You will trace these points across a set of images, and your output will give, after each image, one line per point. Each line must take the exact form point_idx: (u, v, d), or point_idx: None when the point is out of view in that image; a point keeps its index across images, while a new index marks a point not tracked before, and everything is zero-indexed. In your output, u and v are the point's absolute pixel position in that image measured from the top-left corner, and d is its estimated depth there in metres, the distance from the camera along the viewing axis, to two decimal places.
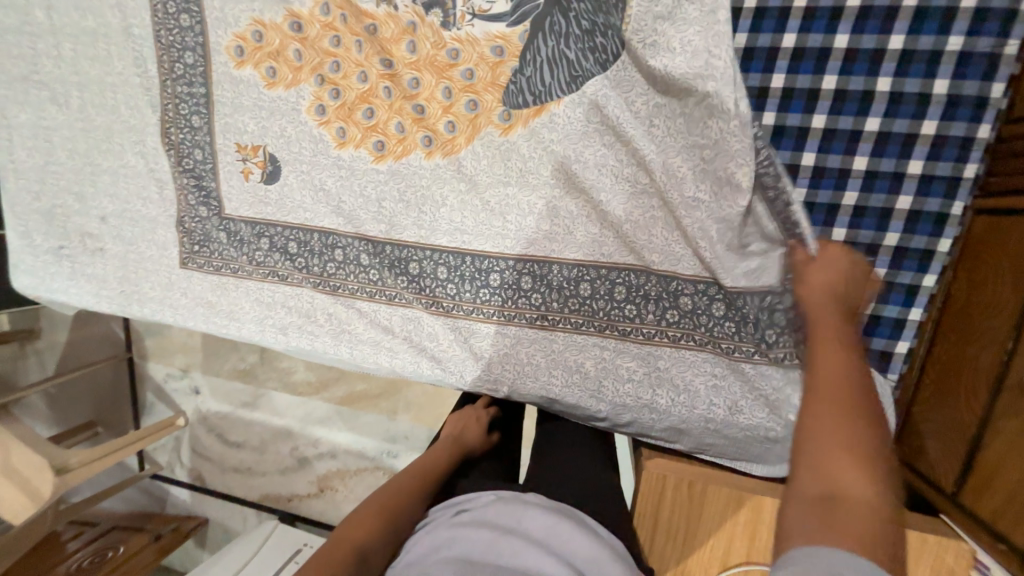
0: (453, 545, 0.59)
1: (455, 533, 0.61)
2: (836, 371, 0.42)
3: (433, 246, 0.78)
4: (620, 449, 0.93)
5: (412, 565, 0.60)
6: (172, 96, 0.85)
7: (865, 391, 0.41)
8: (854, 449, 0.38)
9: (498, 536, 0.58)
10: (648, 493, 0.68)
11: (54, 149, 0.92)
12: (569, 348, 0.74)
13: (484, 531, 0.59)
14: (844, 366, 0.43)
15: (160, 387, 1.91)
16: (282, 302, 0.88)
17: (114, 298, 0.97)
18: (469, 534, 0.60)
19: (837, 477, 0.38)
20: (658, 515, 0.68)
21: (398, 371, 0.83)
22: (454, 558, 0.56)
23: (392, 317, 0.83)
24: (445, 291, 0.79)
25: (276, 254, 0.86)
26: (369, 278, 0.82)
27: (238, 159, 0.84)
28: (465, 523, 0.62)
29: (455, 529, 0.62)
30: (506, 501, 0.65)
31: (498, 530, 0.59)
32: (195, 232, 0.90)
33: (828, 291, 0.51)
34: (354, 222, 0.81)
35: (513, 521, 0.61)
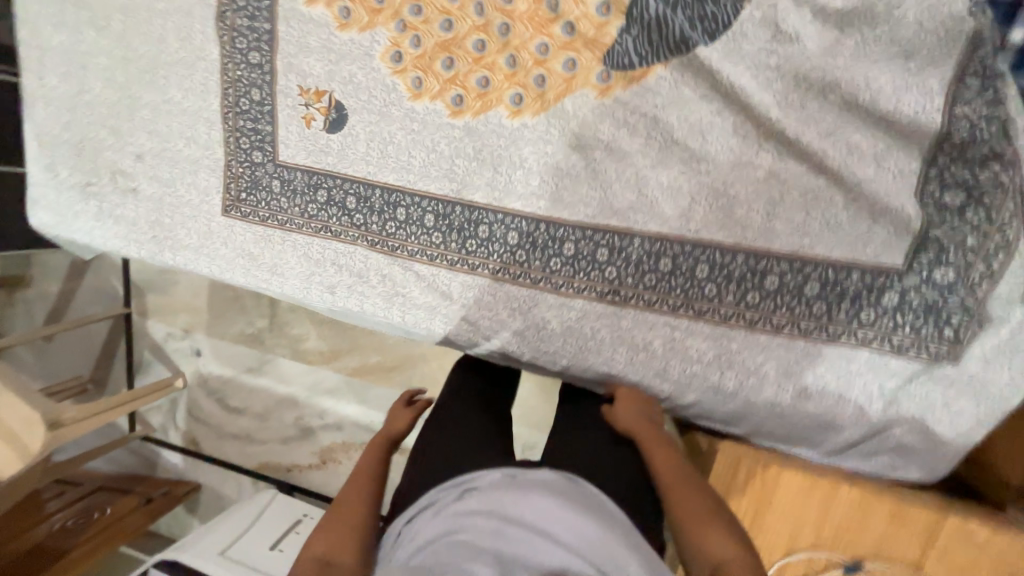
0: (458, 530, 0.58)
1: (462, 517, 0.59)
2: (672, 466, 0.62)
3: (506, 210, 0.76)
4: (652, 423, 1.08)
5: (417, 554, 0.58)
6: (230, 29, 0.79)
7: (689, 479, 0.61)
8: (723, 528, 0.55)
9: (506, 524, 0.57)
10: (719, 475, 0.71)
11: (89, 77, 0.85)
12: (638, 325, 0.73)
13: (491, 521, 0.57)
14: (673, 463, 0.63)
15: (157, 346, 1.83)
16: (332, 260, 0.84)
17: (144, 243, 0.91)
18: (475, 522, 0.58)
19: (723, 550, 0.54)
20: (728, 496, 0.70)
21: (453, 339, 0.81)
22: (461, 546, 0.55)
23: (452, 283, 0.80)
24: (513, 260, 0.76)
25: (331, 208, 0.82)
26: (432, 240, 0.79)
27: (300, 103, 0.80)
28: (467, 510, 0.60)
29: (460, 515, 0.60)
30: (511, 482, 0.62)
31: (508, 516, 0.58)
32: (243, 179, 0.85)
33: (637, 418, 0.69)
34: (426, 179, 0.78)
35: (521, 504, 0.59)
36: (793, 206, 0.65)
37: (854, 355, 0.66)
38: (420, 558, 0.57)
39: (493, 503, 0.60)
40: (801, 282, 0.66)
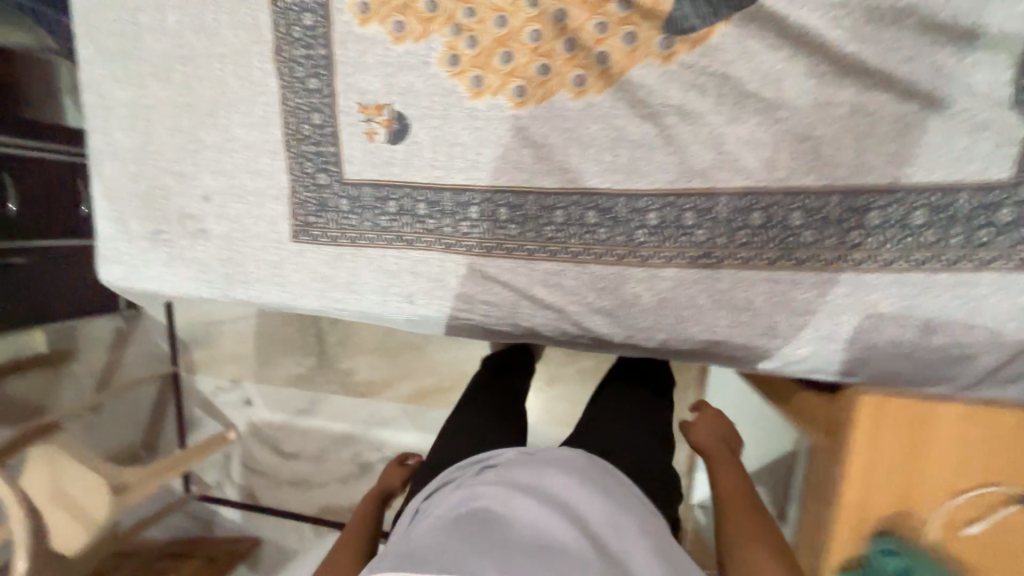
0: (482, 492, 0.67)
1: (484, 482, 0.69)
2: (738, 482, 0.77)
3: (583, 190, 0.75)
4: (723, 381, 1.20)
5: (438, 519, 0.65)
6: (287, 60, 0.82)
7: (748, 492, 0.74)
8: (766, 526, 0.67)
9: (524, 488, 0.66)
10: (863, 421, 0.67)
11: (153, 128, 0.88)
12: (737, 285, 0.71)
13: (505, 488, 0.66)
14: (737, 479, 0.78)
15: (207, 401, 1.82)
16: (408, 269, 0.83)
17: (216, 282, 0.91)
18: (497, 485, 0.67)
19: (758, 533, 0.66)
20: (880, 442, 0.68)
21: (542, 330, 0.80)
22: (484, 505, 0.65)
23: (533, 273, 0.78)
24: (595, 239, 0.75)
25: (401, 217, 0.82)
26: (508, 233, 0.79)
27: (361, 120, 0.82)
28: (486, 480, 0.69)
29: (480, 483, 0.69)
30: (527, 458, 0.72)
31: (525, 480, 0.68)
32: (310, 202, 0.86)
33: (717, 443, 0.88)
34: (495, 173, 0.78)
35: (537, 472, 0.69)
36: (882, 138, 0.64)
37: (977, 279, 0.63)
38: (443, 521, 0.64)
39: (509, 474, 0.69)
40: (905, 212, 0.64)
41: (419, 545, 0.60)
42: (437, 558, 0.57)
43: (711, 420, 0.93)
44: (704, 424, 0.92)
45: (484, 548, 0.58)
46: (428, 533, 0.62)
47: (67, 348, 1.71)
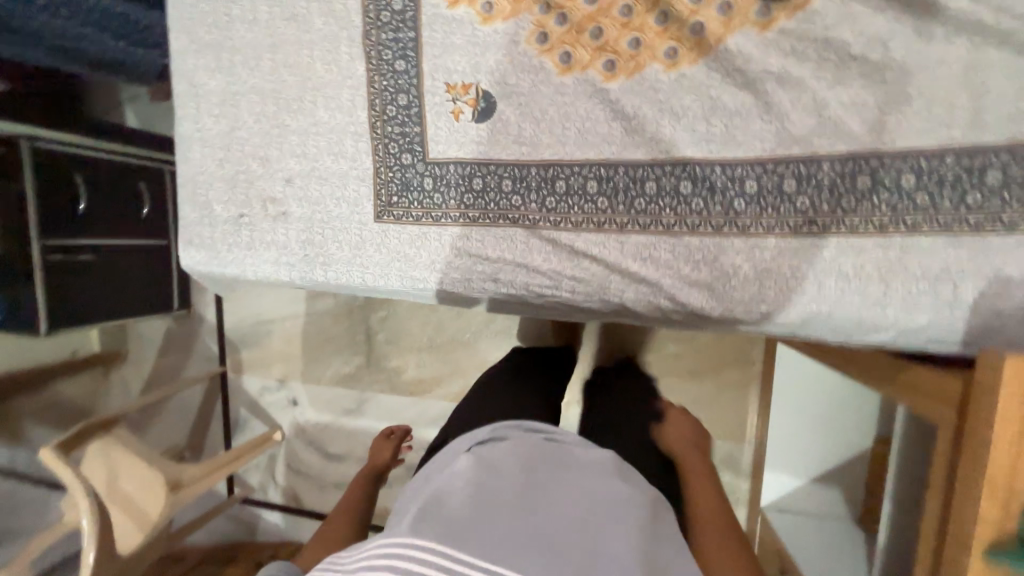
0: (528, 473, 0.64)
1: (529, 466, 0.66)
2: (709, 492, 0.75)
3: (677, 161, 0.74)
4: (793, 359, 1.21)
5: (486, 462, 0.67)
6: (375, 44, 0.84)
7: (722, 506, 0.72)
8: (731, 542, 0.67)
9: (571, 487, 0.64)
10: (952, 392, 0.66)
11: (241, 115, 0.91)
12: (844, 252, 0.68)
13: (548, 471, 0.65)
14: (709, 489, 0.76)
15: (253, 401, 1.82)
16: (492, 246, 0.83)
17: (297, 264, 0.92)
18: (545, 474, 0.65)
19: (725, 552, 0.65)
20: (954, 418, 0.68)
21: (632, 305, 0.78)
22: (525, 479, 0.64)
23: (624, 246, 0.77)
24: (690, 210, 0.74)
25: (485, 194, 0.83)
26: (598, 206, 0.78)
27: (447, 100, 0.83)
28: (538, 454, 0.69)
29: (533, 456, 0.68)
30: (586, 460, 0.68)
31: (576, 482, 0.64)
32: (393, 182, 0.86)
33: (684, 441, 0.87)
34: (585, 148, 0.78)
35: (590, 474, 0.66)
36: (1001, 96, 0.62)
37: None
38: (489, 467, 0.66)
39: (561, 463, 0.67)
40: None
41: (463, 515, 0.58)
42: (483, 542, 0.56)
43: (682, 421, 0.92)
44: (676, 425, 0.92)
45: (531, 542, 0.56)
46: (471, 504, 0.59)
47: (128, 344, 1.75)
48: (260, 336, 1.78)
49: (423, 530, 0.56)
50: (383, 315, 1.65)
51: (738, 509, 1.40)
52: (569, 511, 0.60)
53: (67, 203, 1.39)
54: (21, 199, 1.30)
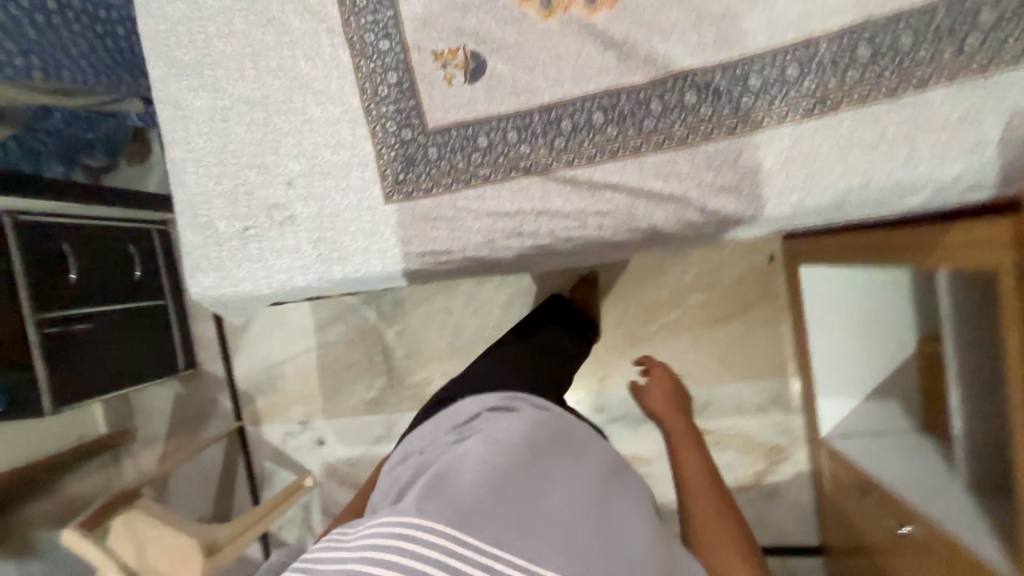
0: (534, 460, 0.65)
1: (533, 452, 0.68)
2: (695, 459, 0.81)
3: (676, 75, 0.75)
4: (819, 275, 1.20)
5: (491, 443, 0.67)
6: (356, 30, 0.84)
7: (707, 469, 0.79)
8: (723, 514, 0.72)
9: (573, 478, 0.66)
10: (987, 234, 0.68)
11: (232, 128, 0.90)
12: (862, 123, 0.69)
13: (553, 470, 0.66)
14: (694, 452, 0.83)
15: (277, 451, 1.73)
16: (510, 199, 0.81)
17: (312, 265, 0.89)
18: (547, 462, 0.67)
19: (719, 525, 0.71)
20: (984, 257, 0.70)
21: (663, 226, 0.77)
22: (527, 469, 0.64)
23: (643, 168, 0.76)
24: (699, 118, 0.74)
25: (493, 150, 0.82)
26: (608, 136, 0.77)
27: (438, 68, 0.83)
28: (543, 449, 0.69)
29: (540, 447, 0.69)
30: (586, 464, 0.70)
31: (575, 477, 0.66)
32: (397, 160, 0.85)
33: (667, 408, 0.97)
34: (583, 83, 0.78)
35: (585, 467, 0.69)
36: None
37: None
38: (495, 448, 0.66)
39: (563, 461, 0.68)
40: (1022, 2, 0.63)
41: (472, 494, 0.58)
42: (495, 522, 0.56)
43: (663, 387, 1.03)
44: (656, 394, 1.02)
45: (538, 525, 0.57)
46: (479, 484, 0.60)
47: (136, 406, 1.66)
48: (274, 379, 1.71)
49: (431, 511, 0.55)
50: (398, 331, 1.60)
51: (800, 449, 1.35)
52: (573, 501, 0.62)
53: (58, 274, 1.35)
54: (9, 276, 1.25)
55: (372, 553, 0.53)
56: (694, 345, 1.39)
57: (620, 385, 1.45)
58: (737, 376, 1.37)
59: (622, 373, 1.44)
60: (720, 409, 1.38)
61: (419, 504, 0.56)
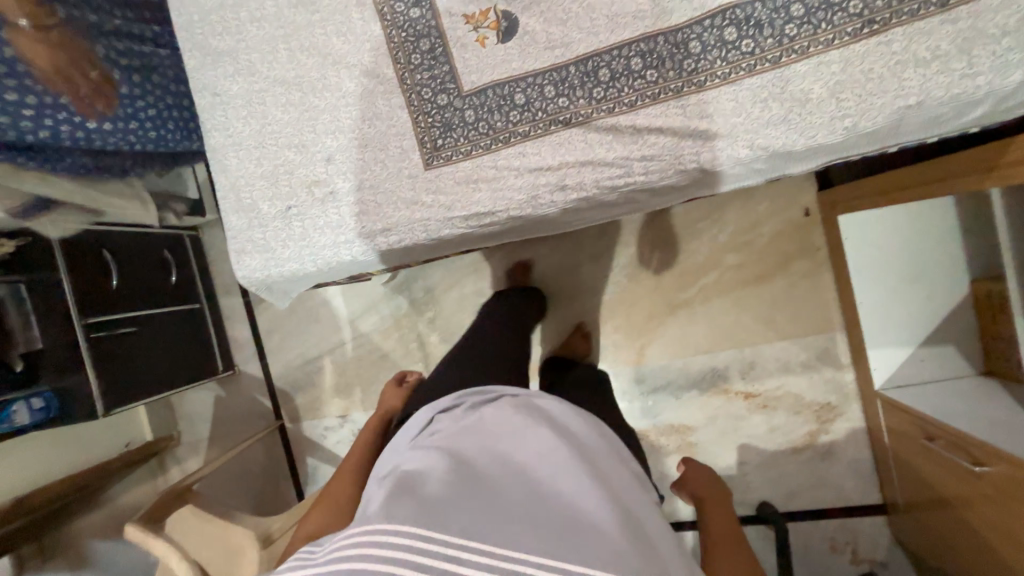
0: (497, 450, 0.65)
1: (502, 436, 0.66)
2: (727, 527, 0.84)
3: (713, 11, 0.74)
4: (861, 222, 1.17)
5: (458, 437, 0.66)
6: (386, 1, 0.85)
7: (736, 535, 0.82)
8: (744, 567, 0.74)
9: (547, 451, 0.64)
10: None
11: (269, 110, 0.91)
12: (914, 39, 0.67)
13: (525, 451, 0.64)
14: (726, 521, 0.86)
15: (318, 446, 1.74)
16: (553, 154, 0.81)
17: (356, 238, 0.90)
18: (510, 445, 0.65)
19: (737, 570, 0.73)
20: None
21: (713, 165, 0.75)
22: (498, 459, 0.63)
23: (687, 109, 0.75)
24: (741, 52, 0.73)
25: (531, 106, 0.81)
26: (647, 81, 0.77)
27: (470, 30, 0.83)
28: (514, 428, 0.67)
29: (510, 428, 0.67)
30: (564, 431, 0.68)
31: (542, 450, 0.64)
32: (434, 127, 0.86)
33: (709, 487, 1.00)
34: (618, 31, 0.78)
35: (551, 436, 0.66)
36: None
37: None
38: (463, 442, 0.66)
39: (538, 433, 0.66)
40: None
41: (435, 496, 0.58)
42: (459, 518, 0.55)
43: (701, 468, 1.08)
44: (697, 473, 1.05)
45: (503, 517, 0.56)
46: (441, 484, 0.59)
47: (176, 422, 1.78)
48: (310, 375, 1.73)
49: (397, 513, 0.55)
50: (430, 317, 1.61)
51: (851, 405, 1.32)
52: (545, 482, 0.61)
53: (99, 280, 1.37)
54: (56, 284, 1.29)
55: (344, 561, 0.52)
56: (734, 307, 1.38)
57: (659, 353, 1.43)
58: (779, 334, 1.35)
59: (660, 342, 1.43)
60: (763, 370, 1.37)
61: (382, 511, 0.55)
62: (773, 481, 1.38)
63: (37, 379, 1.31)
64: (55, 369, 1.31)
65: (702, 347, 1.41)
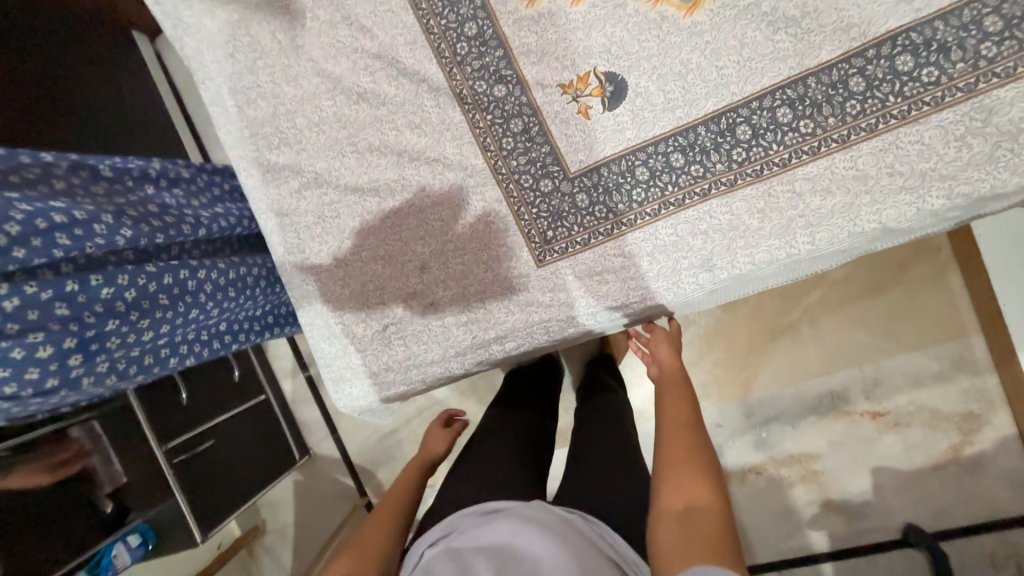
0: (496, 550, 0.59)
1: (505, 538, 0.61)
2: (683, 413, 0.67)
3: (878, 40, 0.61)
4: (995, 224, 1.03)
5: (467, 539, 0.62)
6: (464, 81, 0.74)
7: (695, 426, 0.65)
8: (697, 471, 0.59)
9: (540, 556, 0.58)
10: None
11: (344, 222, 0.81)
12: None
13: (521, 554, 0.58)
14: (681, 408, 0.68)
15: None
16: (694, 231, 0.69)
17: (468, 350, 0.80)
18: (510, 543, 0.60)
19: (690, 472, 0.59)
20: None
21: (899, 222, 0.63)
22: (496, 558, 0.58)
23: (857, 159, 0.63)
24: (921, 85, 0.60)
25: (658, 178, 0.70)
26: (801, 133, 0.64)
27: (570, 100, 0.71)
28: (519, 528, 0.62)
29: (516, 526, 0.62)
30: (568, 532, 0.62)
31: (522, 541, 0.60)
32: (541, 216, 0.74)
33: (673, 368, 0.77)
34: (755, 76, 0.65)
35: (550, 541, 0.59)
36: None
37: None
38: (469, 544, 0.62)
39: (539, 533, 0.60)
40: None
41: None
42: None
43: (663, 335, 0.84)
44: (659, 346, 0.82)
45: None
46: None
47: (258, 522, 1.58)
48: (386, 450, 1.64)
49: None
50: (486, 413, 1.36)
51: (998, 411, 1.18)
52: None
53: (169, 399, 1.23)
54: (127, 409, 1.14)
55: None
56: (847, 321, 1.25)
57: (769, 382, 1.30)
58: (904, 346, 1.22)
59: (768, 370, 1.30)
60: (891, 386, 1.23)
61: None
62: (919, 502, 1.23)
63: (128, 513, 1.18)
64: (145, 498, 1.17)
65: (816, 370, 1.27)
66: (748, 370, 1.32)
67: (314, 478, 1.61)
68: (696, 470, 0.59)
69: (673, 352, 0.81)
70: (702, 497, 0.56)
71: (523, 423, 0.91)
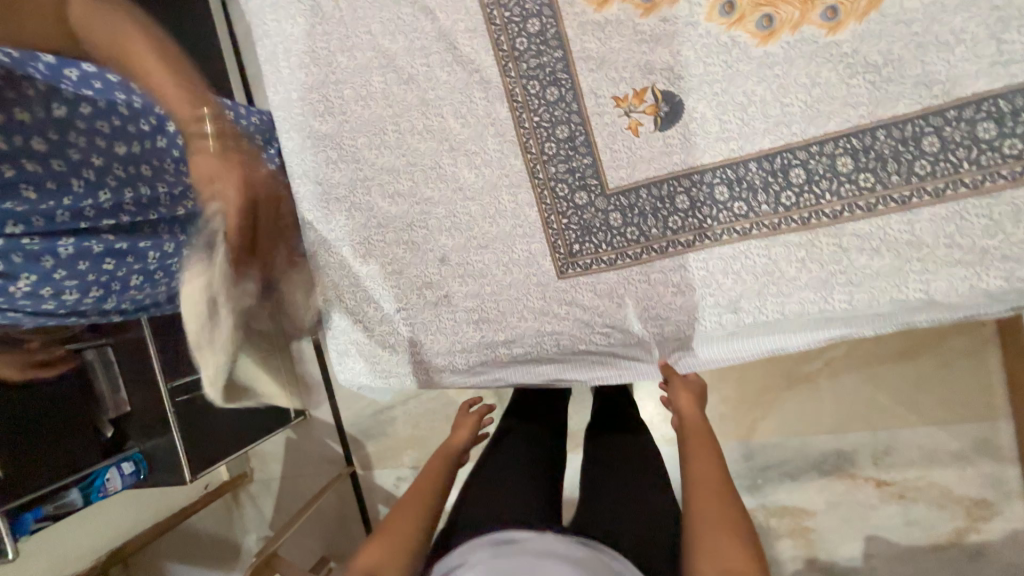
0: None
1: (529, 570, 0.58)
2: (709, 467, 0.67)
3: (964, 101, 0.57)
4: None
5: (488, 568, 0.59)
6: (517, 77, 0.72)
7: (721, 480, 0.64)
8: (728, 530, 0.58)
9: None
10: None
11: (375, 201, 0.81)
12: None
13: None
14: (706, 462, 0.68)
15: None
16: (725, 269, 0.67)
17: (475, 348, 0.79)
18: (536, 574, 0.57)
19: (720, 531, 0.58)
20: None
21: (947, 296, 0.59)
22: None
23: (914, 225, 0.60)
24: (1000, 157, 0.56)
25: (697, 209, 0.67)
26: (860, 186, 0.61)
27: (622, 114, 0.69)
28: (544, 561, 0.59)
29: (539, 559, 0.60)
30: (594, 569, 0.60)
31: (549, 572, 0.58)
32: (571, 228, 0.73)
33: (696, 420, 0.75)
34: (821, 119, 0.61)
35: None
36: None
37: None
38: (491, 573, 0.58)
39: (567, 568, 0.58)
40: None
41: None
42: None
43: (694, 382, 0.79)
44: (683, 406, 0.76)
45: None
46: None
47: (245, 472, 1.60)
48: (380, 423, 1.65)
49: None
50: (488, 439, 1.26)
51: (1013, 504, 1.11)
52: None
53: None
54: (142, 343, 1.17)
55: None
56: (868, 382, 1.20)
57: (773, 430, 1.26)
58: (925, 420, 1.16)
59: (777, 417, 1.26)
60: (903, 458, 1.18)
61: None
62: None
63: (127, 441, 1.22)
64: (144, 431, 1.21)
65: (826, 426, 1.23)
66: (752, 414, 1.28)
67: (304, 438, 1.62)
68: (728, 528, 0.58)
69: (692, 398, 0.77)
70: (739, 559, 0.55)
71: (525, 428, 0.90)
